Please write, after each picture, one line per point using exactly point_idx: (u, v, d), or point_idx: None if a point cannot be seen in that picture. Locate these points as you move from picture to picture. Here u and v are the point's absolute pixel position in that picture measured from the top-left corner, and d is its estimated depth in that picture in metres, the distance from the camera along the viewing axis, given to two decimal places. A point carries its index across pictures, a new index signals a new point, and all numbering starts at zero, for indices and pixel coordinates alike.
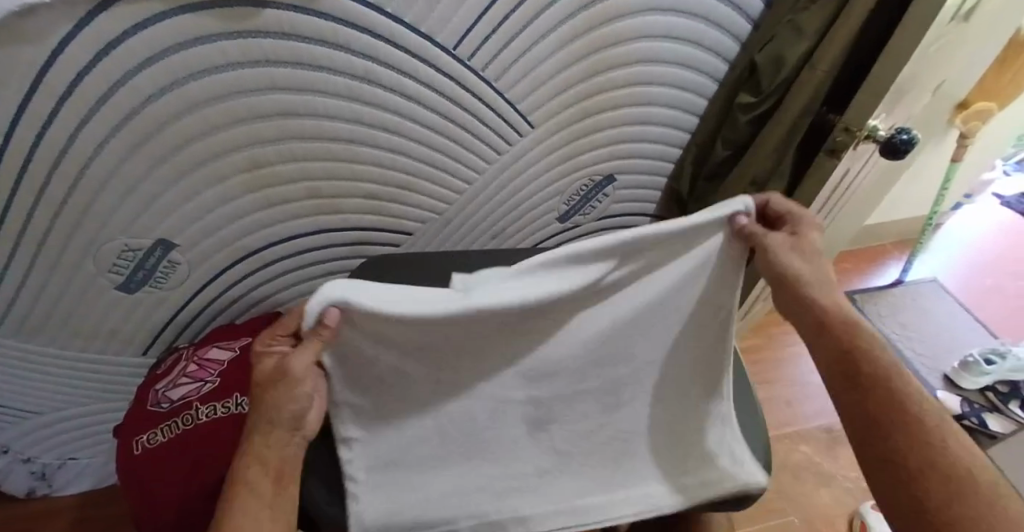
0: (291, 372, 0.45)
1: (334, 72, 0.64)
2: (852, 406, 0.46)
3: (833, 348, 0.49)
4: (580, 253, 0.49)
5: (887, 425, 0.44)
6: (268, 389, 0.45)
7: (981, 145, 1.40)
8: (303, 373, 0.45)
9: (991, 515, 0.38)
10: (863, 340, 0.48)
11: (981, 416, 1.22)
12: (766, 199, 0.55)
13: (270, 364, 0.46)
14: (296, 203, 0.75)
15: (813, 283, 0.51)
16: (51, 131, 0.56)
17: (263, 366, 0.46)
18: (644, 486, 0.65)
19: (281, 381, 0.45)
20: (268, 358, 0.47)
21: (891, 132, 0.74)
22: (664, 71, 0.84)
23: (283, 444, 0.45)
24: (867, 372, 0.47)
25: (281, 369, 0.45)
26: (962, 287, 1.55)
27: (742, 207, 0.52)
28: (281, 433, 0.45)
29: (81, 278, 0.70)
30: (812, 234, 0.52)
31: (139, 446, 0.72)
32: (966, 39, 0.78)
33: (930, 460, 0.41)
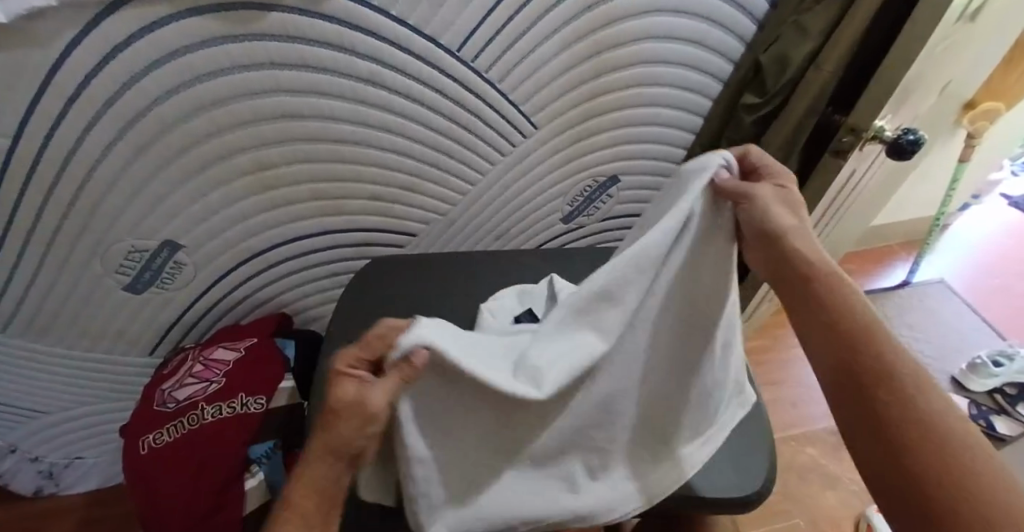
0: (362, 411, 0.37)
1: (339, 74, 0.64)
2: (828, 363, 0.36)
3: (811, 301, 0.40)
4: (616, 281, 0.43)
5: (865, 381, 0.34)
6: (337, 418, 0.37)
7: (989, 145, 1.39)
8: (382, 412, 0.37)
9: (986, 490, 0.27)
10: (848, 295, 0.39)
11: (989, 418, 1.22)
12: (745, 152, 0.50)
13: (350, 387, 0.38)
14: (301, 204, 0.75)
15: (793, 233, 0.43)
16: (59, 133, 0.57)
17: (341, 388, 0.38)
18: (646, 470, 0.53)
19: (357, 417, 0.37)
20: (347, 378, 0.38)
21: (898, 133, 0.73)
22: (669, 72, 0.84)
23: (334, 477, 0.39)
24: (847, 323, 0.37)
25: (355, 402, 0.37)
26: (969, 288, 1.54)
27: (721, 162, 0.46)
28: (337, 465, 0.38)
29: (88, 278, 0.71)
30: (790, 188, 0.46)
31: (144, 446, 0.71)
32: (973, 38, 0.77)
33: (914, 422, 0.31)
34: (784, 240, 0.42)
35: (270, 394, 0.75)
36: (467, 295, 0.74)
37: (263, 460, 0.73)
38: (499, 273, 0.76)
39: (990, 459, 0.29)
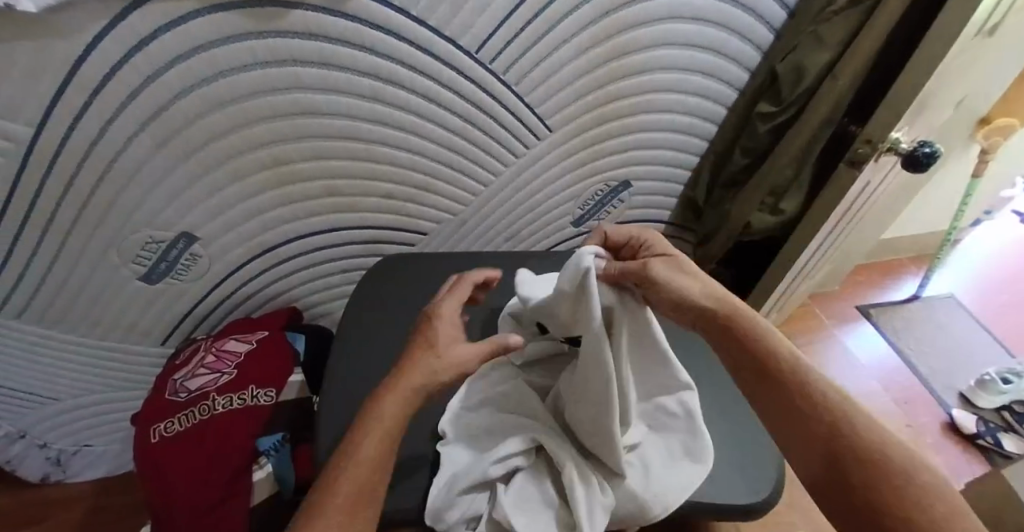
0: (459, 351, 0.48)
1: (357, 72, 0.65)
2: (775, 414, 0.41)
3: (736, 352, 0.44)
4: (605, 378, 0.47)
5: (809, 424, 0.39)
6: (438, 352, 0.47)
7: (1003, 161, 1.38)
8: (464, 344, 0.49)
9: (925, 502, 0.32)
10: (763, 333, 0.44)
11: (996, 435, 1.22)
12: (603, 231, 0.56)
13: (444, 333, 0.50)
14: (315, 201, 0.76)
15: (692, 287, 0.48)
16: (83, 125, 0.58)
17: (438, 333, 0.50)
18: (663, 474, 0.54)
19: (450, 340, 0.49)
20: (439, 326, 0.50)
21: (914, 145, 0.73)
22: (685, 79, 0.84)
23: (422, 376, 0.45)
24: (774, 370, 0.42)
25: (451, 343, 0.49)
26: (980, 304, 1.53)
27: (595, 252, 0.51)
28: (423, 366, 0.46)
29: (105, 268, 0.72)
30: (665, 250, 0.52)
31: (155, 435, 0.72)
32: (991, 52, 0.77)
33: (857, 455, 0.36)
34: (695, 302, 0.46)
35: (279, 387, 0.76)
36: None
37: (271, 453, 0.73)
38: (510, 273, 0.77)
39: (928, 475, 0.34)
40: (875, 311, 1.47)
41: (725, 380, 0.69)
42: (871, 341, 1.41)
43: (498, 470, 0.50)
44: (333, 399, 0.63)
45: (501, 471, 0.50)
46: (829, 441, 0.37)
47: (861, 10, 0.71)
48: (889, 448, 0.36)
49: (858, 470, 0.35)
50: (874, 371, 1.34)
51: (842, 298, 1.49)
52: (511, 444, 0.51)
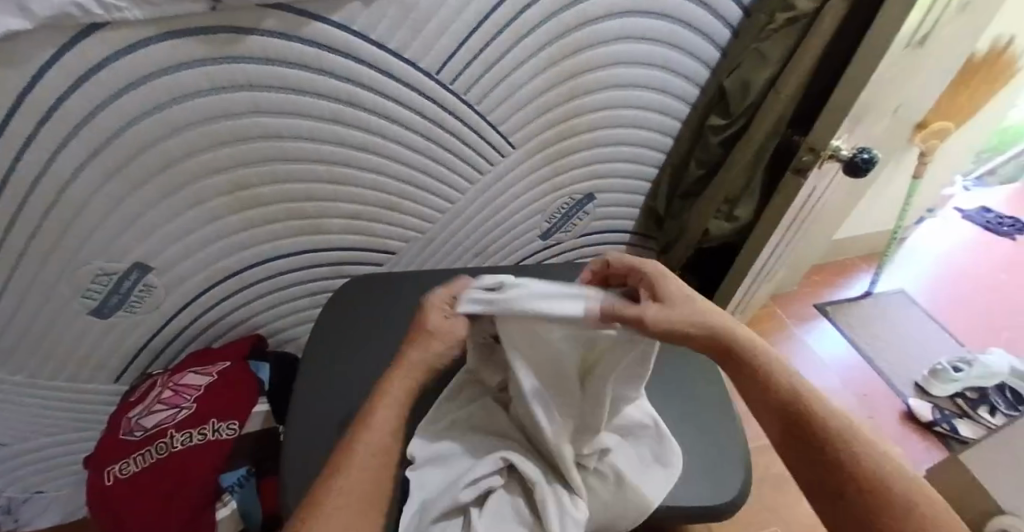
0: (454, 330, 0.45)
1: (316, 96, 0.64)
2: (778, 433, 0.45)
3: (743, 375, 0.47)
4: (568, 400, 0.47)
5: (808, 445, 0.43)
6: (432, 334, 0.45)
7: (942, 162, 1.46)
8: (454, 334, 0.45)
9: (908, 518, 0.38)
10: (767, 357, 0.47)
11: (952, 421, 1.28)
12: (604, 259, 0.52)
13: (438, 317, 0.46)
14: (277, 224, 0.75)
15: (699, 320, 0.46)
16: (27, 157, 0.55)
17: (432, 317, 0.46)
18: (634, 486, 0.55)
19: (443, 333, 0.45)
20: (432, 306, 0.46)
21: (853, 151, 0.77)
22: (639, 95, 0.86)
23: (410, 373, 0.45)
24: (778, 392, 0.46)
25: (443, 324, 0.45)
26: (928, 297, 1.60)
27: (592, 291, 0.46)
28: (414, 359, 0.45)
29: (54, 305, 0.69)
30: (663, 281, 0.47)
31: (111, 477, 0.69)
32: (923, 62, 0.82)
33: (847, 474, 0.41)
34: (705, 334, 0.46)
35: (242, 419, 0.73)
36: None
37: (235, 489, 0.71)
38: None
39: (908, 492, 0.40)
40: (832, 309, 1.52)
41: (693, 386, 0.71)
42: (831, 338, 1.46)
43: (468, 496, 0.48)
44: (297, 430, 0.61)
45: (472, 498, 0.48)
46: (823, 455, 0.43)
47: (798, 28, 0.74)
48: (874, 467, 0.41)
49: (850, 483, 0.41)
50: (834, 368, 1.39)
51: (801, 298, 1.54)
52: (482, 463, 0.50)
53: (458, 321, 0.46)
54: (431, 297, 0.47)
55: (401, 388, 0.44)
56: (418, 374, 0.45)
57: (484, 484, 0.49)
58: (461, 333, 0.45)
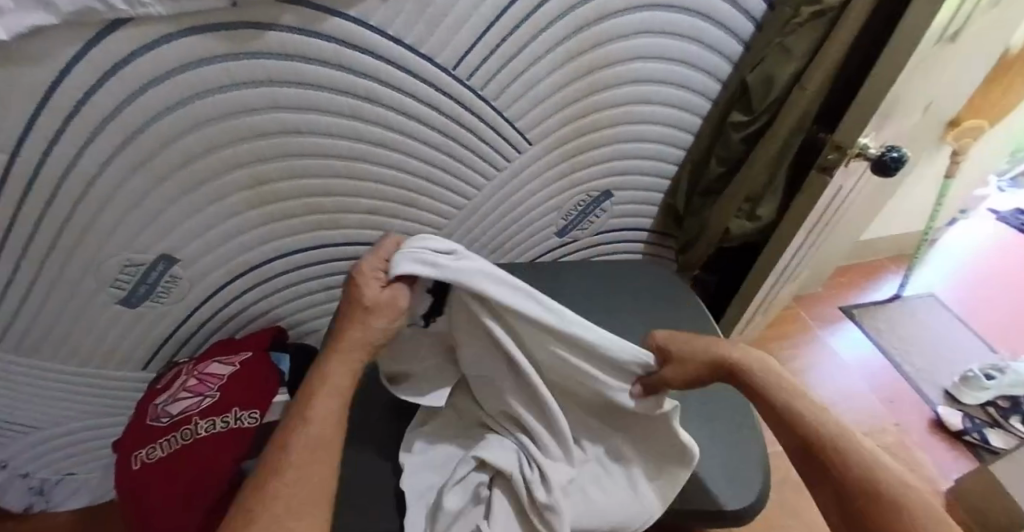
0: (393, 301, 0.51)
1: (335, 92, 0.65)
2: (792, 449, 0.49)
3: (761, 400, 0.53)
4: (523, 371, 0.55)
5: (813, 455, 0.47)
6: (374, 308, 0.50)
7: (975, 161, 1.42)
8: (387, 306, 0.51)
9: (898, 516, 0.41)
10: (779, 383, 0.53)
11: (983, 431, 1.24)
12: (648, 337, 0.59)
13: (374, 289, 0.51)
14: (297, 219, 0.76)
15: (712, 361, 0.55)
16: (57, 150, 0.57)
17: (370, 292, 0.50)
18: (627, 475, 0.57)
19: (376, 307, 0.50)
20: (366, 282, 0.51)
21: (881, 150, 0.75)
22: (657, 91, 0.85)
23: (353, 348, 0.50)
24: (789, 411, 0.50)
25: (378, 298, 0.51)
26: (960, 302, 1.55)
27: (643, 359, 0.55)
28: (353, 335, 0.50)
29: (83, 294, 0.71)
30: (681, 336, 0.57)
31: (138, 461, 0.71)
32: (955, 57, 0.79)
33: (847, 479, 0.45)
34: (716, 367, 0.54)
35: (263, 409, 0.75)
36: None
37: None
38: None
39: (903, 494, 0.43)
40: (857, 312, 1.49)
41: (711, 388, 0.70)
42: (856, 340, 1.43)
43: (455, 499, 0.52)
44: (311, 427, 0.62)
45: (459, 500, 0.52)
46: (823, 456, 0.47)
47: (825, 21, 0.73)
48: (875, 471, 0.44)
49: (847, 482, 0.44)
50: (858, 370, 1.36)
51: (825, 299, 1.51)
52: (459, 469, 0.54)
53: (394, 289, 0.51)
54: (364, 270, 0.52)
55: (344, 362, 0.49)
56: (360, 350, 0.50)
57: (468, 484, 0.53)
58: (400, 302, 0.51)
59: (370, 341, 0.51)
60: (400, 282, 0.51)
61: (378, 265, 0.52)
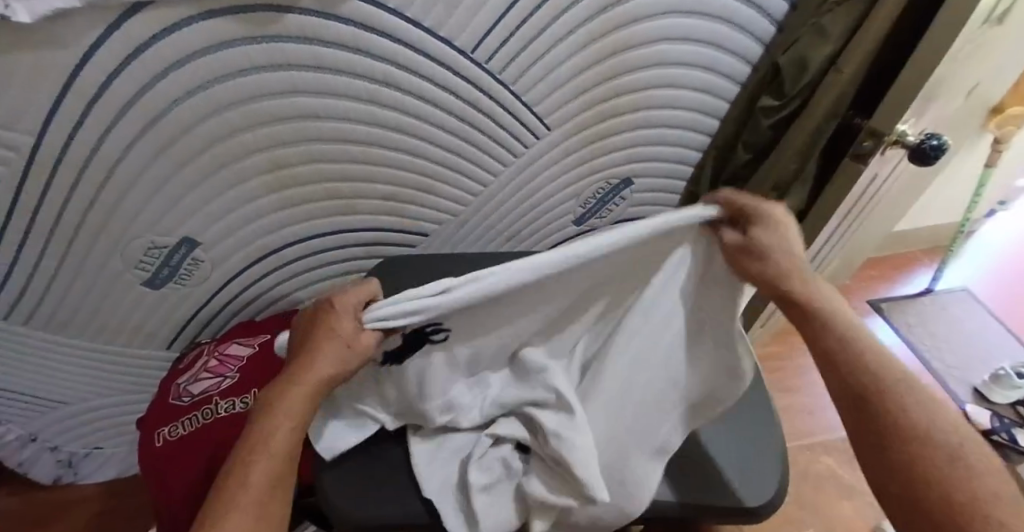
0: (362, 345, 0.45)
1: (353, 75, 0.65)
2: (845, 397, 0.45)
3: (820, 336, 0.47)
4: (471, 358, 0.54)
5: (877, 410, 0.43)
6: (342, 348, 0.44)
7: (1018, 150, 1.36)
8: (361, 351, 0.45)
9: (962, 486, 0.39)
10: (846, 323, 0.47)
11: (1011, 431, 1.18)
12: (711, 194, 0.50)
13: (352, 328, 0.45)
14: (315, 204, 0.76)
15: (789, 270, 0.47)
16: (82, 133, 0.58)
17: (342, 329, 0.45)
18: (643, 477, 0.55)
19: (345, 347, 0.44)
20: (342, 316, 0.46)
21: (921, 137, 0.72)
22: (683, 74, 0.83)
23: (314, 388, 0.45)
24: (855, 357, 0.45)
25: (351, 338, 0.45)
26: (995, 297, 1.50)
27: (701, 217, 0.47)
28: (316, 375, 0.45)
29: (108, 275, 0.73)
30: (771, 227, 0.47)
31: (161, 438, 0.73)
32: (1002, 39, 0.75)
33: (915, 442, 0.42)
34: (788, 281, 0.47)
35: None
36: None
37: None
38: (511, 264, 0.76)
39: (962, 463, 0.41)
40: (886, 306, 1.44)
41: None
42: (883, 334, 1.39)
43: (484, 476, 0.54)
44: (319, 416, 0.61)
45: (490, 477, 0.54)
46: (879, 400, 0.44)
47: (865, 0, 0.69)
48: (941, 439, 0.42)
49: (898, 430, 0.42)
50: None
51: (852, 292, 1.47)
52: (478, 446, 0.55)
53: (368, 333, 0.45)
54: (340, 307, 0.46)
55: (299, 401, 0.44)
56: (319, 390, 0.45)
57: (491, 461, 0.55)
58: (370, 348, 0.45)
59: (329, 385, 0.45)
60: (373, 330, 0.45)
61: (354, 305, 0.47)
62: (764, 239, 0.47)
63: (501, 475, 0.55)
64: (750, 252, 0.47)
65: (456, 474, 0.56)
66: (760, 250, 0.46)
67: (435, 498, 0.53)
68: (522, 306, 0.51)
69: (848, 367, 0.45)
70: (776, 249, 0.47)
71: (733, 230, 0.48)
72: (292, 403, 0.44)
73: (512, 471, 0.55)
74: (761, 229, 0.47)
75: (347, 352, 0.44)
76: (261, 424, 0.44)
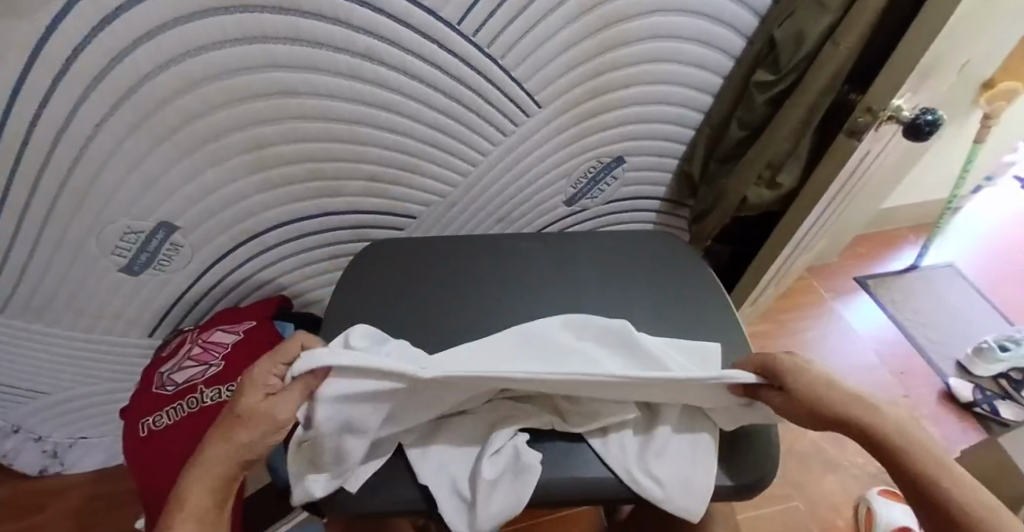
0: (271, 414, 0.41)
1: (335, 49, 0.62)
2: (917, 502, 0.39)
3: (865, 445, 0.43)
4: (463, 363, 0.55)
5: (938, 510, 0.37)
6: (243, 417, 0.40)
7: (1006, 126, 1.36)
8: (271, 414, 0.41)
9: None
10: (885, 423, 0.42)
11: (993, 403, 1.21)
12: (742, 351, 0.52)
13: (258, 394, 0.42)
14: (299, 185, 0.74)
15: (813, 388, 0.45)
16: (49, 110, 0.55)
17: (248, 396, 0.41)
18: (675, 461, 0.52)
19: (254, 412, 0.40)
20: (250, 383, 0.42)
21: (915, 112, 0.71)
22: (677, 47, 0.81)
23: (227, 453, 0.39)
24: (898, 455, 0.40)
25: (262, 402, 0.41)
26: (981, 273, 1.51)
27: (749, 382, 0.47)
28: (227, 435, 0.40)
29: (85, 260, 0.70)
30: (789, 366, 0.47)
31: (145, 428, 0.71)
32: (1000, 12, 0.73)
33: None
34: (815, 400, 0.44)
35: None
36: (466, 283, 0.70)
37: None
38: (500, 246, 0.75)
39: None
40: (873, 283, 1.46)
41: None
42: (869, 311, 1.40)
43: (492, 470, 0.49)
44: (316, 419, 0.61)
45: (497, 470, 0.49)
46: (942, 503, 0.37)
47: None
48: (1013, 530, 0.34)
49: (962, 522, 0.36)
50: (870, 341, 1.34)
51: (840, 270, 1.48)
52: (490, 442, 0.50)
53: (276, 400, 0.41)
54: (251, 373, 0.43)
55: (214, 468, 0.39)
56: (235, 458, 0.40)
57: (503, 455, 0.50)
58: (279, 417, 0.41)
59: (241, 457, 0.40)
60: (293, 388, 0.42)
61: (274, 366, 0.43)
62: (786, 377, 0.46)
63: (509, 467, 0.50)
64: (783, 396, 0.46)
65: (467, 472, 0.51)
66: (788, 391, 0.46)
67: (431, 486, 0.50)
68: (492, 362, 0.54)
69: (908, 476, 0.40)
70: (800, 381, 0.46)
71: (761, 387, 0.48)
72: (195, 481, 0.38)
73: (521, 465, 0.49)
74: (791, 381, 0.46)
75: (247, 419, 0.40)
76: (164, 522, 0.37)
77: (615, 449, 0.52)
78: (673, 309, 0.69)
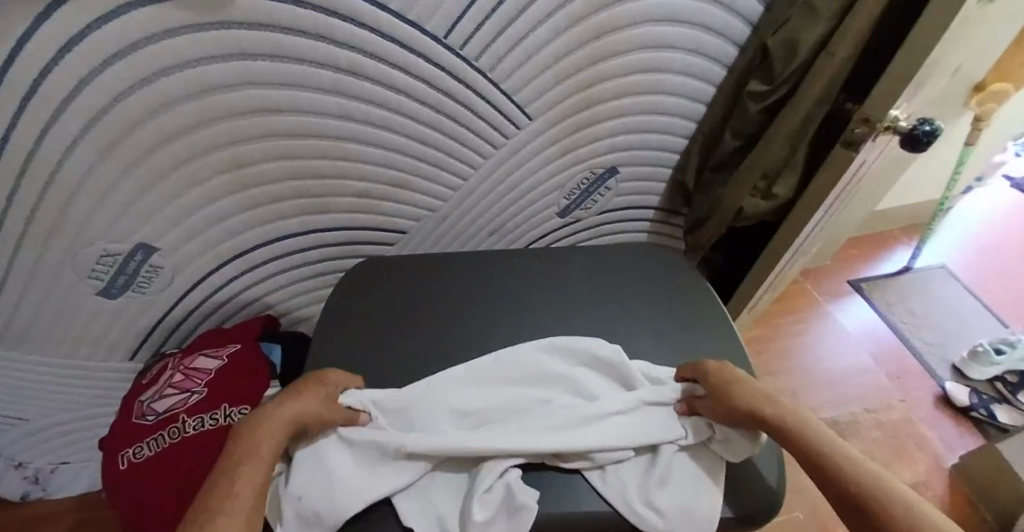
0: (337, 411, 0.51)
1: (318, 64, 0.60)
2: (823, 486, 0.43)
3: (784, 437, 0.47)
4: (447, 386, 0.56)
5: (839, 492, 0.41)
6: (324, 399, 0.50)
7: (997, 126, 1.36)
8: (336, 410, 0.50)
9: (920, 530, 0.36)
10: (800, 422, 0.47)
11: (990, 407, 1.21)
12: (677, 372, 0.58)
13: (333, 389, 0.52)
14: (284, 202, 0.72)
15: (745, 388, 0.50)
16: (17, 134, 0.52)
17: (327, 387, 0.52)
18: (668, 480, 0.51)
19: (330, 400, 0.51)
20: (332, 379, 0.53)
21: (913, 123, 0.70)
22: (668, 56, 0.79)
23: (301, 416, 0.47)
24: (811, 446, 0.45)
25: (334, 400, 0.51)
26: (973, 273, 1.51)
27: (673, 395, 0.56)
28: (308, 403, 0.48)
29: (60, 286, 0.67)
30: (716, 375, 0.52)
31: (124, 461, 0.68)
32: (995, 15, 0.72)
33: (877, 501, 0.39)
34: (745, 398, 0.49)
35: (253, 403, 0.71)
36: (457, 301, 0.68)
37: None
38: (493, 262, 0.73)
39: (919, 511, 0.38)
40: (867, 286, 1.45)
41: None
42: (864, 313, 1.40)
43: (483, 511, 0.47)
44: None
45: (489, 511, 0.47)
46: (845, 482, 0.41)
47: None
48: (899, 500, 0.39)
49: (854, 494, 0.40)
50: (864, 343, 1.34)
51: (833, 273, 1.48)
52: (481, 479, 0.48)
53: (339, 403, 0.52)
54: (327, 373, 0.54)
55: (286, 421, 0.46)
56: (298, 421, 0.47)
57: (493, 493, 0.48)
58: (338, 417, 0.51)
59: (296, 428, 0.47)
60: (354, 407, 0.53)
61: (344, 380, 0.54)
62: (717, 379, 0.52)
63: (503, 506, 0.48)
64: (718, 396, 0.51)
65: (457, 510, 0.49)
66: (718, 393, 0.51)
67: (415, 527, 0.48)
68: (479, 390, 0.56)
69: (819, 463, 0.44)
70: (731, 384, 0.51)
71: (704, 403, 0.52)
72: (272, 427, 0.45)
73: (514, 504, 0.47)
74: (720, 384, 0.51)
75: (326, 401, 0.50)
76: (236, 445, 0.42)
77: (614, 478, 0.51)
78: (671, 324, 0.68)
